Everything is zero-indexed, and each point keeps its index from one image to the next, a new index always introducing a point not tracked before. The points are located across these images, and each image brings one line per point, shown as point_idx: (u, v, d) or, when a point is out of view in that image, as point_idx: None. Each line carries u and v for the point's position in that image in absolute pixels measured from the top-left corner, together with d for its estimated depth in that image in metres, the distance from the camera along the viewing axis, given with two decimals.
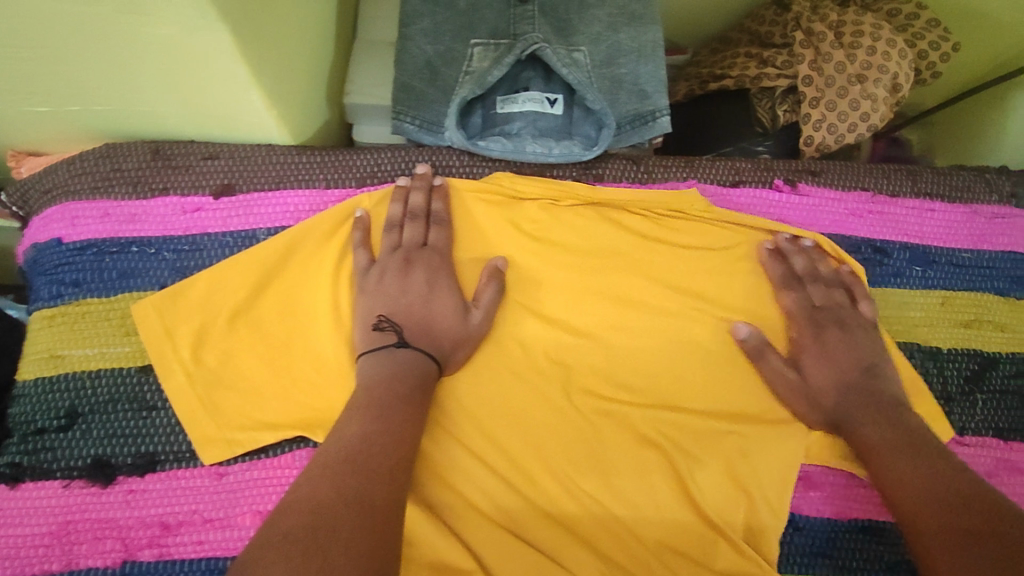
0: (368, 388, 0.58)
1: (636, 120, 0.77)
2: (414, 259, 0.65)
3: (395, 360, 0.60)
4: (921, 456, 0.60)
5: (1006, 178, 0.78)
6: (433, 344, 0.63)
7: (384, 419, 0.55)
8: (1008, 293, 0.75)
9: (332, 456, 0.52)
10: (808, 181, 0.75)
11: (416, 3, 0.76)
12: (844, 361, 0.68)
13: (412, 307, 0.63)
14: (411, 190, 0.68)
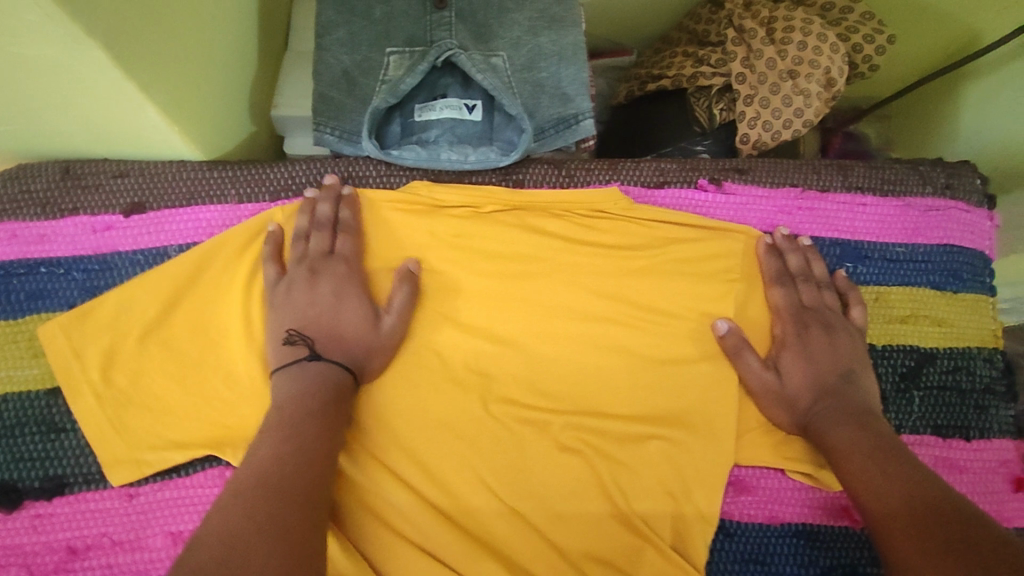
0: (280, 407, 0.57)
1: (559, 124, 0.76)
2: (319, 268, 0.64)
3: (302, 377, 0.59)
4: (879, 463, 0.58)
5: (941, 170, 0.76)
6: (341, 354, 0.62)
7: (297, 439, 0.53)
8: (945, 287, 0.73)
9: (244, 482, 0.49)
10: (735, 180, 0.73)
11: (331, 14, 0.76)
12: (823, 363, 0.66)
13: (319, 317, 0.62)
14: (319, 202, 0.68)
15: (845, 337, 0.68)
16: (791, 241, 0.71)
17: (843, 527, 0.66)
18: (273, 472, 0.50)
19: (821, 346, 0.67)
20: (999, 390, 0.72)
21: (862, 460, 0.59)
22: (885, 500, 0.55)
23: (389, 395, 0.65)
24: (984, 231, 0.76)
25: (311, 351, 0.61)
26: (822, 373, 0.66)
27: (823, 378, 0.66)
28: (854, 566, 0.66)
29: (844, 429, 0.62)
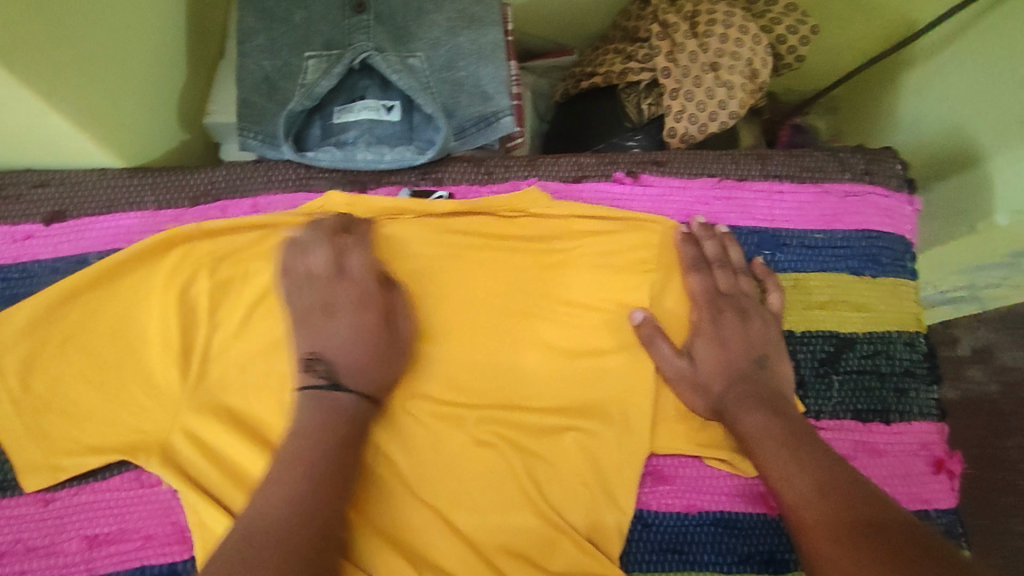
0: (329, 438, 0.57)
1: (479, 122, 0.77)
2: (357, 291, 0.64)
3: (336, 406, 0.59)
4: (795, 450, 0.58)
5: (860, 156, 0.76)
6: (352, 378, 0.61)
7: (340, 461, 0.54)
8: (864, 272, 0.74)
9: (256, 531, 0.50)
10: (652, 172, 0.74)
11: (251, 21, 0.77)
12: (734, 347, 0.67)
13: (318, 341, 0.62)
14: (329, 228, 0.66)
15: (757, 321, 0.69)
16: (706, 228, 0.72)
17: (760, 514, 0.67)
18: (297, 509, 0.51)
19: (735, 331, 0.68)
20: (921, 372, 0.73)
21: (775, 450, 0.59)
22: (801, 492, 0.55)
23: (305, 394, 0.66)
24: (905, 216, 0.76)
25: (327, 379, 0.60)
26: (734, 359, 0.67)
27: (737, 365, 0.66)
28: (769, 554, 0.67)
29: (755, 416, 0.62)
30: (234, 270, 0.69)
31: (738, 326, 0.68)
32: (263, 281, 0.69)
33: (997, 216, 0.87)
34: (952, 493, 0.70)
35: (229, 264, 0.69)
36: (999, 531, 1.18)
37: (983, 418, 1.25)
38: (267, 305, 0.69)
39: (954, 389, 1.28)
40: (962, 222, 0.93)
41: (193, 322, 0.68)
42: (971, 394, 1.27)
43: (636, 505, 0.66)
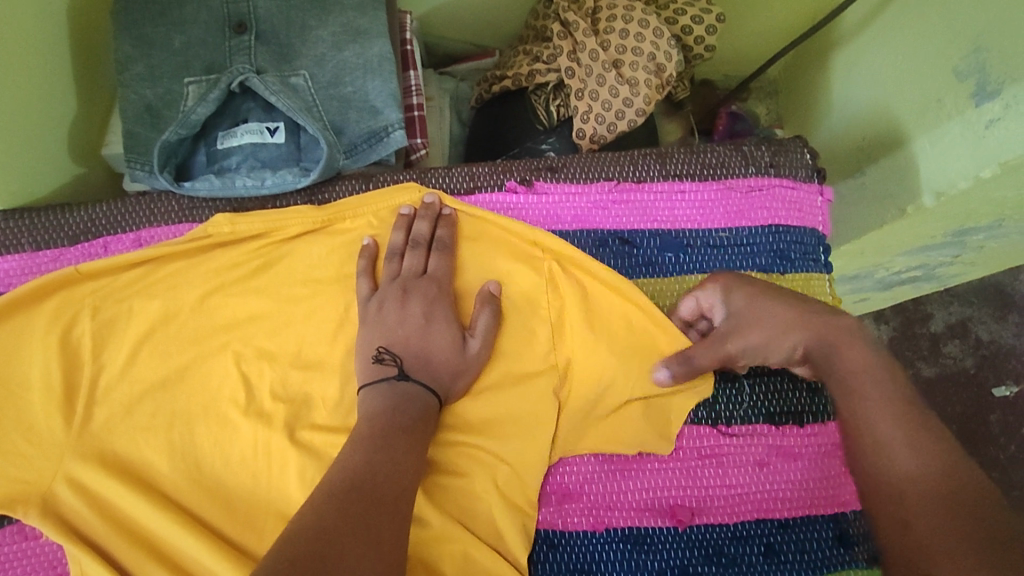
0: (372, 419, 0.57)
1: (371, 137, 0.74)
2: (411, 288, 0.64)
3: (395, 393, 0.59)
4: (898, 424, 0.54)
5: (766, 148, 0.73)
6: (430, 376, 0.61)
7: (388, 447, 0.55)
8: (772, 270, 0.71)
9: (337, 484, 0.51)
10: (546, 179, 0.71)
11: (127, 48, 0.74)
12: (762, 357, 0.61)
13: (410, 338, 0.62)
14: (415, 219, 0.67)
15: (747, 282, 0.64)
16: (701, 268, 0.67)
17: (670, 528, 0.65)
18: (377, 492, 0.51)
19: (755, 297, 0.62)
20: None
21: (891, 422, 0.54)
22: (922, 482, 0.51)
23: (195, 430, 0.64)
24: (815, 208, 0.73)
25: (401, 370, 0.61)
26: (783, 308, 0.61)
27: (788, 314, 0.61)
28: (682, 568, 0.64)
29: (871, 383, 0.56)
30: (118, 308, 0.67)
31: (747, 293, 0.62)
32: (147, 316, 0.67)
33: (924, 197, 0.78)
34: None
35: (113, 302, 0.67)
36: None
37: (956, 395, 1.22)
38: (151, 345, 0.66)
39: (932, 365, 1.24)
40: (892, 205, 0.84)
41: (76, 366, 0.65)
42: (948, 369, 1.23)
43: (538, 526, 0.64)
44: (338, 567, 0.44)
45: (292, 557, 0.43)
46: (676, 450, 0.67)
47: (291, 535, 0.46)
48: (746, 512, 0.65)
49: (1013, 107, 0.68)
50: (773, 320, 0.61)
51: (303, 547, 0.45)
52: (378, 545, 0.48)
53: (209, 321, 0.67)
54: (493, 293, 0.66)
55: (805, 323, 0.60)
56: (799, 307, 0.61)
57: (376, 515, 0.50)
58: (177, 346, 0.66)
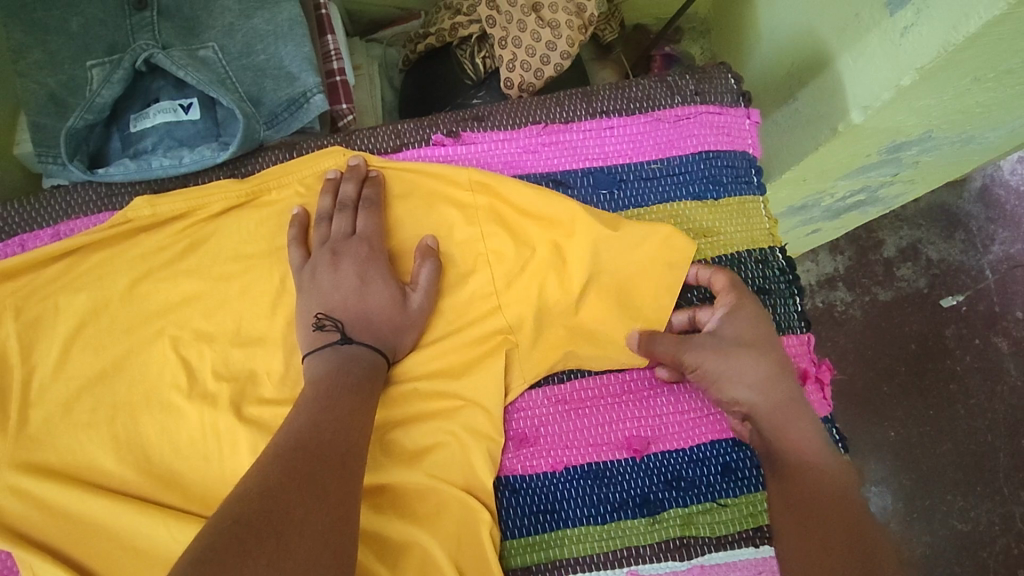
0: (317, 383, 0.57)
1: (290, 105, 0.71)
2: (342, 250, 0.63)
3: (339, 356, 0.58)
4: (795, 415, 0.61)
5: (689, 77, 0.73)
6: (374, 336, 0.60)
7: (335, 407, 0.54)
8: (706, 197, 0.72)
9: (284, 445, 0.51)
10: (473, 129, 0.71)
11: (20, 35, 0.68)
12: (744, 374, 0.61)
13: (348, 301, 0.61)
14: (341, 181, 0.66)
15: (757, 314, 0.63)
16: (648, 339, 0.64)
17: (628, 459, 0.65)
18: (323, 452, 0.50)
19: (755, 331, 0.63)
20: (777, 288, 0.71)
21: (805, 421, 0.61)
22: (820, 453, 0.59)
23: (139, 420, 0.62)
24: (743, 130, 0.73)
25: (343, 334, 0.60)
26: (758, 370, 0.61)
27: (757, 375, 0.61)
28: (643, 496, 0.64)
29: (804, 418, 0.61)
30: (43, 305, 0.64)
31: (750, 324, 0.63)
32: (75, 311, 0.64)
33: (852, 113, 0.78)
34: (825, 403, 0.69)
35: (37, 299, 0.64)
36: (938, 418, 1.21)
37: (912, 312, 1.25)
38: (84, 340, 0.63)
39: (887, 289, 1.26)
40: (823, 126, 0.84)
41: (6, 370, 0.62)
42: (904, 291, 1.26)
43: (498, 473, 0.63)
44: (286, 523, 0.45)
45: (238, 517, 0.44)
46: (627, 383, 0.67)
47: (238, 497, 0.46)
48: (700, 435, 0.66)
49: (924, 11, 0.67)
50: (738, 372, 0.61)
51: (250, 506, 0.45)
52: (327, 496, 0.48)
53: (141, 308, 0.64)
54: (430, 247, 0.65)
55: (764, 392, 0.61)
56: (769, 375, 0.61)
57: (324, 472, 0.49)
58: (110, 337, 0.64)
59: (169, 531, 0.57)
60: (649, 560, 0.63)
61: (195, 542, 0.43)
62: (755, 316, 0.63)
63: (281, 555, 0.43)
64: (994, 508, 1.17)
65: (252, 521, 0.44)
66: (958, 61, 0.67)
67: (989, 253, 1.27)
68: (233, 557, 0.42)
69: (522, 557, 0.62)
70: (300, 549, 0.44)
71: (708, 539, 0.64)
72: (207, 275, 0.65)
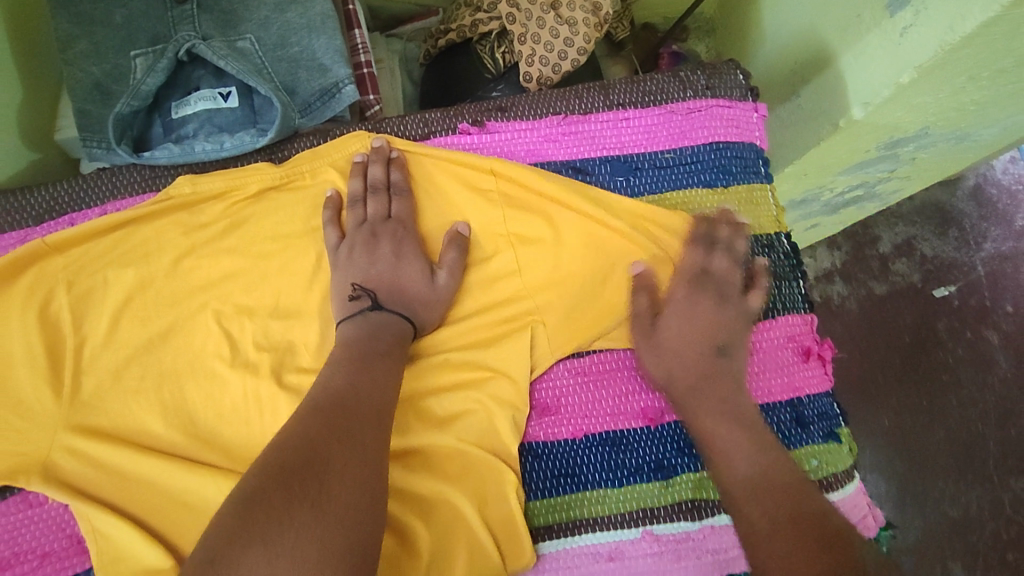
0: (348, 344, 0.61)
1: (323, 95, 0.75)
2: (379, 232, 0.67)
3: (370, 322, 0.63)
4: (713, 409, 0.64)
5: (701, 72, 0.77)
6: (403, 305, 0.65)
7: (367, 368, 0.58)
8: (716, 185, 0.76)
9: (320, 400, 0.55)
10: (497, 118, 0.75)
11: (67, 27, 0.72)
12: (661, 347, 0.68)
13: (382, 275, 0.66)
14: (369, 164, 0.70)
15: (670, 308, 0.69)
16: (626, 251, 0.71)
17: (643, 427, 0.69)
18: (356, 408, 0.55)
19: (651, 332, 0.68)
20: (782, 270, 0.75)
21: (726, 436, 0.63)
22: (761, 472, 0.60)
23: (185, 387, 0.66)
24: (751, 123, 0.78)
25: (374, 302, 0.64)
26: (670, 356, 0.67)
27: (657, 359, 0.68)
28: (657, 462, 0.68)
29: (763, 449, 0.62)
30: (92, 280, 0.67)
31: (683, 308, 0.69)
32: (123, 284, 0.67)
33: (853, 110, 0.83)
34: (825, 377, 0.73)
35: (87, 274, 0.67)
36: (931, 407, 1.26)
37: (908, 305, 1.30)
38: (131, 311, 0.67)
39: (884, 283, 1.30)
40: (825, 122, 0.89)
41: (58, 338, 0.66)
42: (899, 286, 1.30)
43: (522, 439, 0.67)
44: (324, 469, 0.49)
45: (281, 464, 0.49)
46: None
47: (283, 443, 0.51)
48: None
49: (921, 13, 0.72)
50: (650, 360, 0.68)
51: (291, 454, 0.50)
52: (364, 446, 0.52)
53: (184, 283, 0.68)
54: (462, 233, 0.70)
55: (667, 382, 0.67)
56: (675, 364, 0.67)
57: (356, 431, 0.53)
58: (156, 311, 0.67)
59: (217, 485, 0.61)
60: (663, 521, 0.66)
61: (240, 485, 0.49)
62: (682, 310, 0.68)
63: (321, 500, 0.48)
64: (984, 494, 1.22)
65: (290, 466, 0.49)
66: (954, 60, 0.72)
67: (981, 250, 1.32)
68: (280, 501, 0.47)
69: (545, 517, 0.66)
70: (337, 494, 0.48)
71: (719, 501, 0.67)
72: (247, 252, 0.69)
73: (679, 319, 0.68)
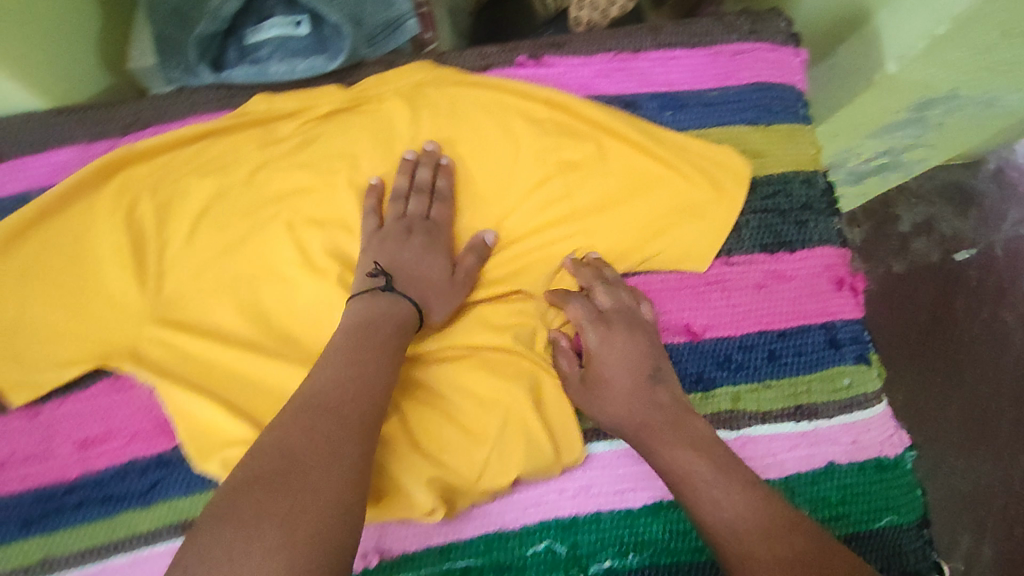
0: (353, 327, 0.61)
1: (387, 28, 0.80)
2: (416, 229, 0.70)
3: (380, 304, 0.63)
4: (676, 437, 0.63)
5: (745, 18, 0.82)
6: (416, 291, 0.66)
7: (360, 364, 0.57)
8: (759, 122, 0.79)
9: (308, 401, 0.53)
10: (552, 54, 0.79)
11: None
12: (619, 380, 0.67)
13: (406, 263, 0.67)
14: (418, 165, 0.73)
15: (623, 344, 0.69)
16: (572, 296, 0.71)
17: (686, 342, 0.73)
18: (342, 411, 0.53)
19: (614, 367, 0.68)
20: (819, 204, 0.78)
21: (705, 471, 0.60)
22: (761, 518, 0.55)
23: (258, 290, 0.71)
24: (794, 68, 0.81)
25: (388, 282, 0.65)
26: (627, 389, 0.67)
27: (617, 391, 0.67)
28: (698, 374, 0.72)
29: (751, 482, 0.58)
30: (173, 188, 0.72)
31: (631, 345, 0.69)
32: (202, 194, 0.72)
33: (889, 64, 0.87)
34: (857, 307, 0.76)
35: (169, 182, 0.72)
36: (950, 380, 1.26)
37: (926, 281, 1.31)
38: (208, 219, 0.71)
39: (901, 261, 1.32)
40: (861, 78, 0.94)
41: (142, 240, 0.71)
42: (917, 263, 1.32)
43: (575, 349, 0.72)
44: (299, 483, 0.47)
45: (254, 476, 0.47)
46: (686, 279, 0.75)
47: (263, 453, 0.49)
48: (751, 326, 0.73)
49: None
50: (609, 397, 0.67)
51: (267, 467, 0.48)
52: (339, 459, 0.49)
53: (257, 195, 0.72)
54: (487, 242, 0.72)
55: (623, 421, 0.66)
56: (632, 397, 0.66)
57: (334, 420, 0.52)
58: (232, 220, 0.72)
59: (291, 376, 0.66)
60: None
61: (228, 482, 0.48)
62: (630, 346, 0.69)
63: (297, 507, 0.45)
64: None
65: (260, 479, 0.47)
66: (987, 13, 0.75)
67: (1000, 231, 1.35)
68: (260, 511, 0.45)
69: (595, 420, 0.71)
70: (319, 489, 0.47)
71: (755, 413, 0.71)
72: (314, 170, 0.73)
73: (631, 356, 0.68)
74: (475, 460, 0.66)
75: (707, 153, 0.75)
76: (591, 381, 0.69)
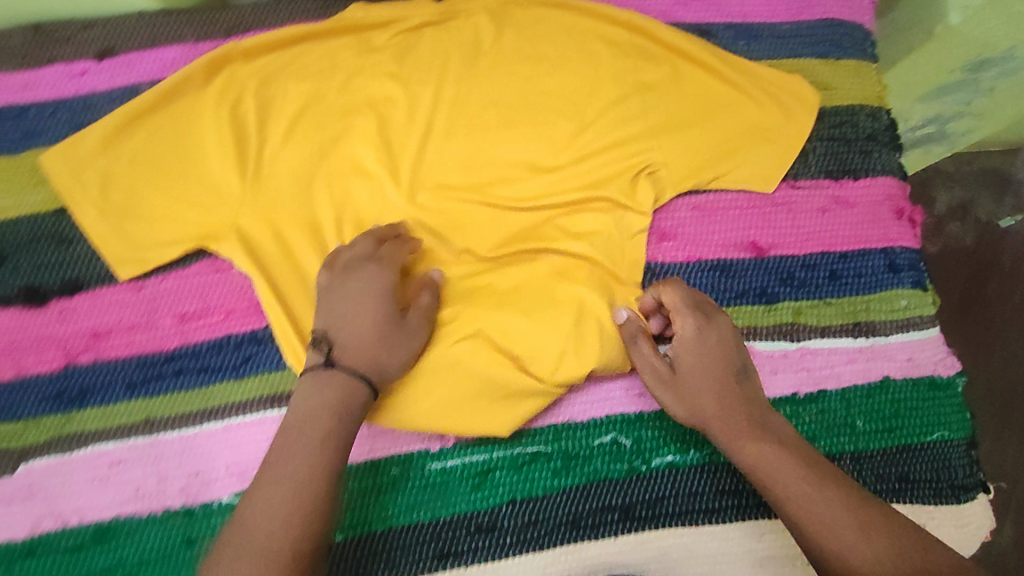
0: (291, 431, 0.58)
1: None
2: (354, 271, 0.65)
3: (314, 397, 0.60)
4: (759, 433, 0.62)
5: None
6: (355, 363, 0.62)
7: (297, 494, 0.55)
8: (830, 56, 0.82)
9: (250, 543, 0.53)
10: None
11: None
12: (698, 384, 0.64)
13: (350, 327, 0.63)
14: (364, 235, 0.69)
15: (710, 343, 0.65)
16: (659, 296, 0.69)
17: (752, 257, 0.76)
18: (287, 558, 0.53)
19: (699, 368, 0.65)
20: (884, 137, 0.81)
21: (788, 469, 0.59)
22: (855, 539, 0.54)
23: (347, 187, 0.74)
24: (863, 8, 0.85)
25: (327, 358, 0.61)
26: (713, 385, 0.64)
27: (700, 388, 0.64)
28: (762, 288, 0.75)
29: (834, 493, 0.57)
30: (272, 88, 0.76)
31: (714, 342, 0.65)
32: (299, 95, 0.75)
33: (952, 15, 0.84)
34: (915, 237, 0.79)
35: (269, 82, 0.76)
36: None
37: None
38: (304, 119, 0.75)
39: None
40: (920, 31, 0.89)
41: (242, 134, 0.74)
42: None
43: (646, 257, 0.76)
44: None
45: None
46: (754, 200, 0.78)
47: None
48: (813, 246, 0.77)
49: None
50: (698, 392, 0.64)
51: None
52: None
53: (349, 99, 0.75)
54: (434, 279, 0.69)
55: (703, 416, 0.64)
56: (717, 396, 0.63)
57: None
58: (325, 120, 0.75)
59: None
60: (763, 337, 0.74)
61: None
62: (719, 341, 0.66)
63: None
64: None
65: None
66: None
67: None
68: None
69: None
70: None
71: (815, 327, 0.75)
72: (402, 78, 0.76)
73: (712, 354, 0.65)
74: (552, 347, 0.68)
75: (776, 83, 0.79)
76: (676, 376, 0.66)
